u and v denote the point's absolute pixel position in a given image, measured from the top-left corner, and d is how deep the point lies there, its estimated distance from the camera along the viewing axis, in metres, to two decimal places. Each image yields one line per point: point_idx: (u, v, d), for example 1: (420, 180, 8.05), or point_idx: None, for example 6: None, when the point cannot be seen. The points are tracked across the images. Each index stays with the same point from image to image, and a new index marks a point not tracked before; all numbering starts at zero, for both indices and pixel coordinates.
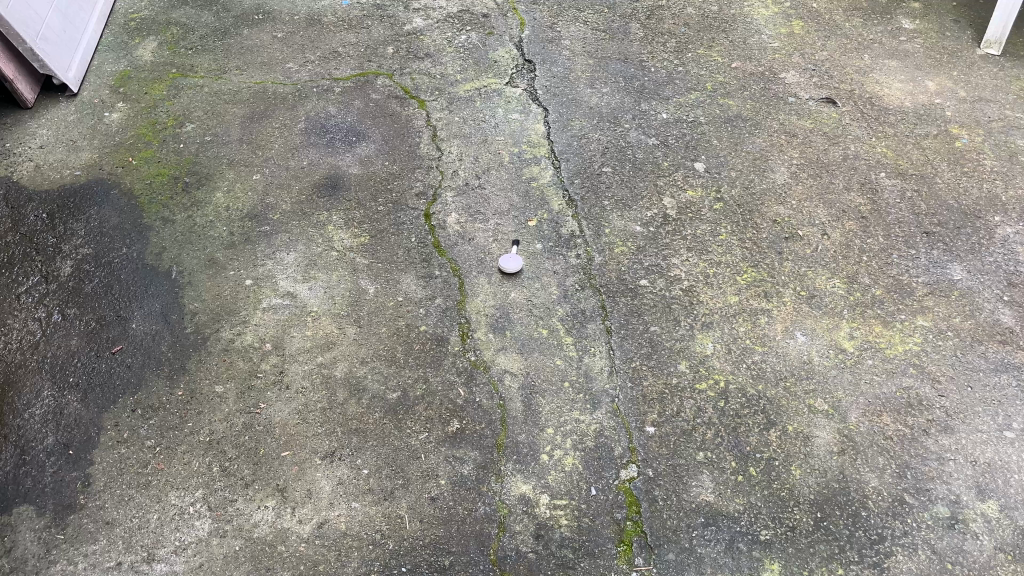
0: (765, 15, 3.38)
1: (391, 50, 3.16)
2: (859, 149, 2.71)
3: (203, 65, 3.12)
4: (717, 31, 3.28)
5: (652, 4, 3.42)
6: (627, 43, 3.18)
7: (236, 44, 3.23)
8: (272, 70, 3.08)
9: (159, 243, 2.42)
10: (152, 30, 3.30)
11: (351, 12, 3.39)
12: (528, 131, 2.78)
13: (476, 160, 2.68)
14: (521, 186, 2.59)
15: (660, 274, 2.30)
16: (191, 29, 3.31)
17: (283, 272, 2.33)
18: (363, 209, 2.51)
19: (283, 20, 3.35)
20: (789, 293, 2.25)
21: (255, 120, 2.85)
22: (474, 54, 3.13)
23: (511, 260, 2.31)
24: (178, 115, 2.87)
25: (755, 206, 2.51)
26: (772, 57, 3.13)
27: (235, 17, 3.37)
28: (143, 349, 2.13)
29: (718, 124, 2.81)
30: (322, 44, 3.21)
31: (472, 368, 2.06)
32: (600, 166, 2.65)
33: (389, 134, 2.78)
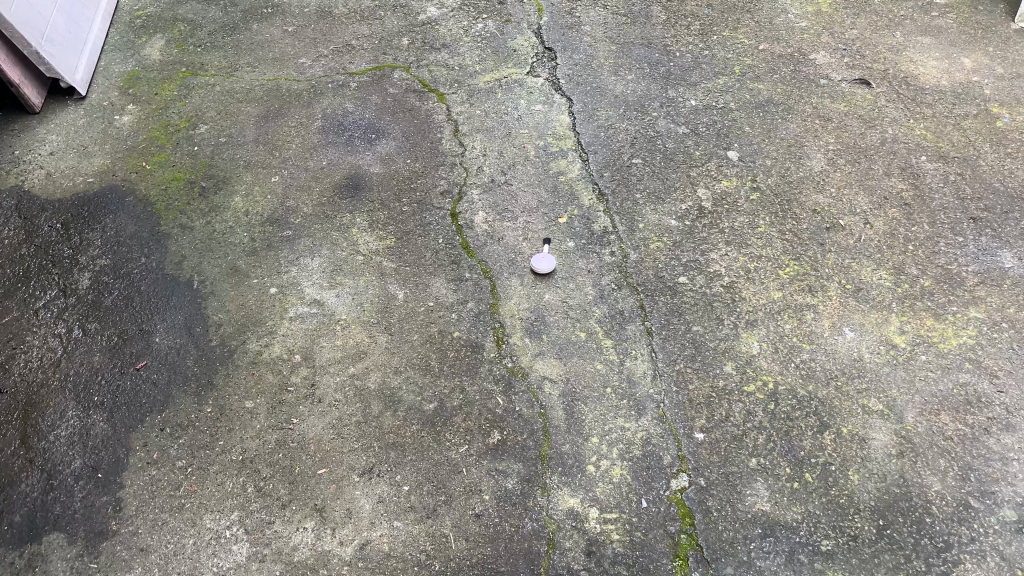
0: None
1: (406, 41, 3.07)
2: (897, 132, 2.62)
3: (213, 62, 3.03)
4: (743, 12, 3.17)
5: None
6: (649, 27, 3.08)
7: (246, 39, 3.13)
8: (284, 66, 2.99)
9: (178, 252, 2.34)
10: (159, 27, 3.20)
11: (363, 3, 3.29)
12: (553, 123, 2.70)
13: (501, 155, 2.59)
14: (549, 181, 2.50)
15: (699, 270, 2.22)
16: (199, 25, 3.21)
17: (308, 279, 2.25)
18: (387, 210, 2.44)
19: (293, 13, 3.25)
20: (834, 286, 2.17)
21: (270, 119, 2.76)
22: (492, 43, 3.03)
23: (543, 260, 2.23)
24: (190, 116, 2.79)
25: (793, 195, 2.42)
26: (800, 37, 3.03)
27: (243, 12, 3.27)
28: (168, 364, 2.06)
29: (749, 110, 2.71)
30: (335, 37, 3.11)
31: (510, 376, 1.99)
32: (630, 158, 2.56)
33: (409, 130, 2.69)
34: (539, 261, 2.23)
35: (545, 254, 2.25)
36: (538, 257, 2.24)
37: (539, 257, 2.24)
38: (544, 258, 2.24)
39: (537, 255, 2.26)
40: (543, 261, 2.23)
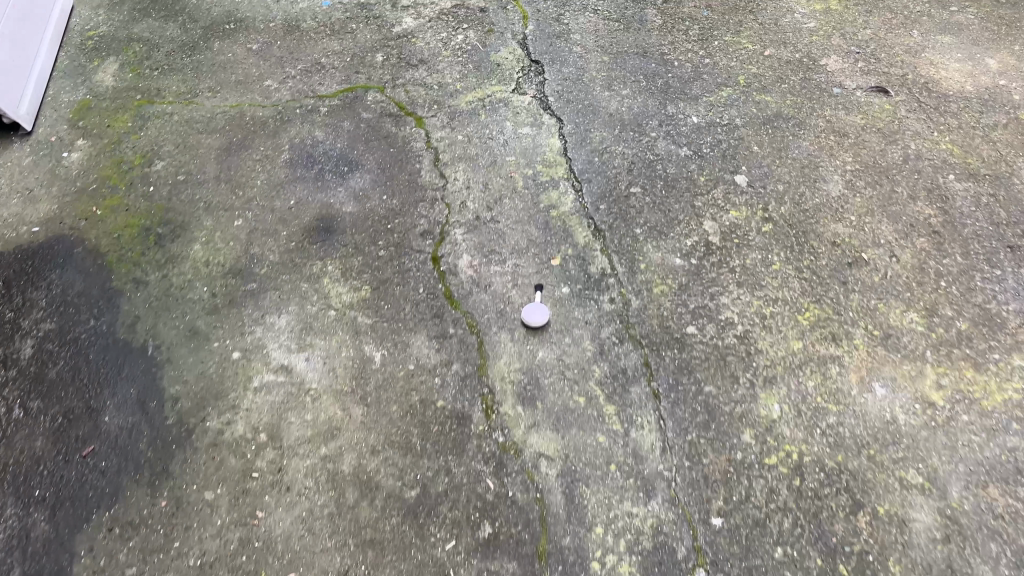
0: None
1: (381, 58, 2.82)
2: (920, 147, 2.38)
3: (171, 87, 2.78)
4: (745, 12, 2.92)
5: None
6: (644, 34, 2.84)
7: (207, 60, 2.88)
8: (248, 90, 2.75)
9: (131, 312, 2.11)
10: (113, 49, 2.95)
11: (334, 14, 3.04)
12: (542, 148, 2.46)
13: (486, 188, 2.36)
14: (539, 217, 2.27)
15: (708, 319, 2.00)
16: (155, 45, 2.96)
17: (275, 341, 2.03)
18: (361, 256, 2.20)
19: (258, 28, 3.00)
20: (860, 333, 1.94)
21: (233, 152, 2.53)
22: (474, 57, 2.78)
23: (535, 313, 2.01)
24: (146, 151, 2.55)
25: (810, 225, 2.19)
26: (809, 40, 2.78)
27: (204, 28, 3.02)
28: (119, 449, 1.83)
29: (757, 126, 2.48)
30: (304, 55, 2.86)
31: (502, 453, 1.77)
32: (628, 187, 2.33)
33: (385, 161, 2.46)
34: (531, 314, 2.00)
35: (537, 305, 2.02)
36: (528, 310, 2.02)
37: (531, 308, 2.02)
38: (536, 310, 2.01)
39: (528, 306, 2.03)
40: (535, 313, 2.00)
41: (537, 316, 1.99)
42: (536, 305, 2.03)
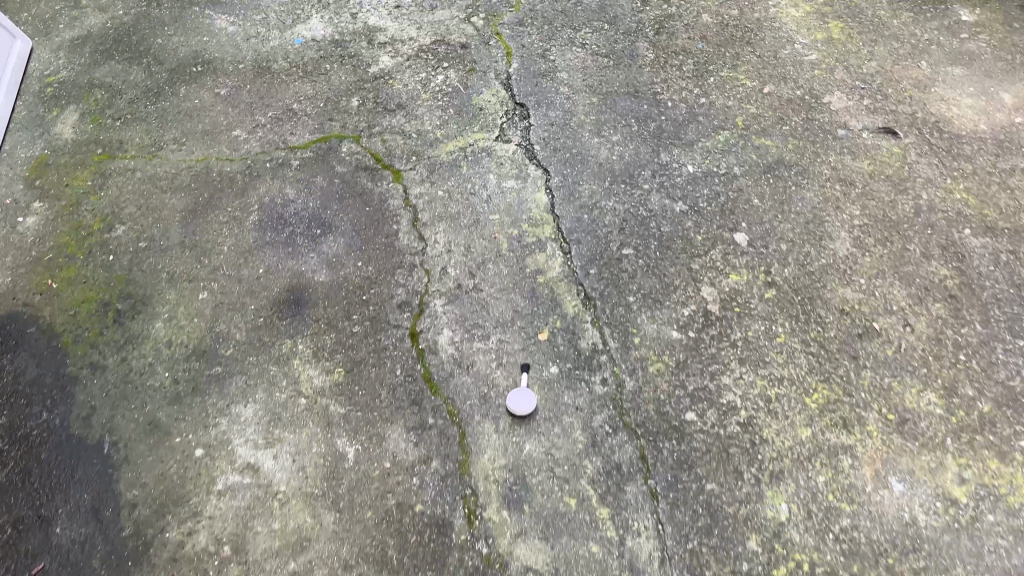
0: (796, 18, 2.85)
1: (356, 103, 2.66)
2: (933, 197, 2.22)
3: (134, 139, 2.62)
4: (742, 44, 2.75)
5: (660, 15, 2.90)
6: (635, 70, 2.67)
7: (172, 107, 2.72)
8: (215, 141, 2.58)
9: (87, 402, 1.96)
10: (73, 96, 2.79)
11: (306, 53, 2.87)
12: (528, 204, 2.30)
13: (468, 251, 2.20)
14: (525, 283, 2.11)
15: (709, 403, 1.84)
16: (118, 91, 2.79)
17: (241, 435, 1.88)
18: (334, 333, 2.05)
19: (226, 70, 2.84)
20: (873, 418, 1.79)
21: (199, 214, 2.37)
22: (455, 101, 2.62)
23: (521, 399, 1.85)
24: (106, 214, 2.39)
25: (816, 290, 2.04)
26: (810, 75, 2.62)
27: (169, 71, 2.86)
28: (70, 567, 1.69)
29: (757, 175, 2.32)
30: (274, 101, 2.70)
31: (486, 568, 1.62)
32: (620, 248, 2.17)
33: (360, 221, 2.30)
34: (517, 401, 1.85)
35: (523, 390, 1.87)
36: (513, 396, 1.86)
37: (516, 394, 1.86)
38: (523, 396, 1.86)
39: (513, 391, 1.87)
40: (521, 400, 1.85)
41: (523, 404, 1.84)
42: (523, 389, 1.87)
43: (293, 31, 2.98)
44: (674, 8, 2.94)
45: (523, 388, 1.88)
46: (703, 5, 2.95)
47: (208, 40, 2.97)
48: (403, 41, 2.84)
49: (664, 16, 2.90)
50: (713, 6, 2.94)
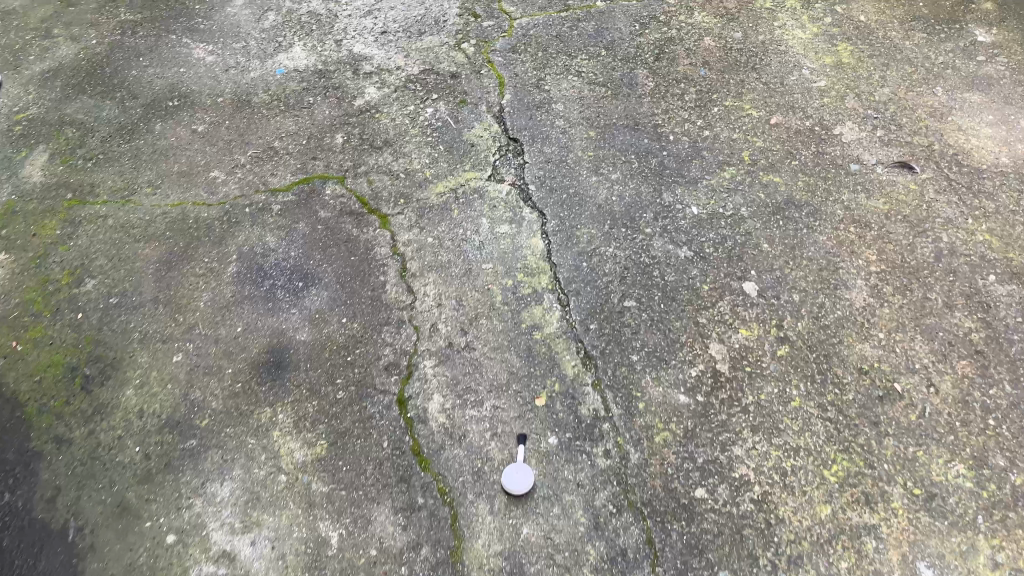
0: (803, 42, 2.70)
1: (340, 139, 2.52)
2: (954, 239, 2.08)
3: (106, 182, 2.48)
4: (746, 71, 2.61)
5: (660, 39, 2.76)
6: (635, 101, 2.53)
7: (147, 145, 2.58)
8: (192, 183, 2.44)
9: (52, 481, 1.83)
10: (43, 135, 2.64)
11: (289, 85, 2.73)
12: (523, 251, 2.16)
13: (459, 304, 2.06)
14: (521, 341, 1.97)
15: (720, 478, 1.71)
16: (89, 128, 2.65)
17: (216, 518, 1.75)
18: (318, 400, 1.92)
19: (205, 104, 2.69)
20: (897, 493, 1.66)
21: (173, 265, 2.23)
22: (445, 137, 2.48)
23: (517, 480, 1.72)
24: (75, 267, 2.25)
25: (832, 346, 1.90)
26: (820, 103, 2.48)
27: (144, 105, 2.71)
28: None
29: (766, 216, 2.18)
30: (254, 138, 2.56)
31: None
32: (621, 300, 2.03)
33: (344, 272, 2.16)
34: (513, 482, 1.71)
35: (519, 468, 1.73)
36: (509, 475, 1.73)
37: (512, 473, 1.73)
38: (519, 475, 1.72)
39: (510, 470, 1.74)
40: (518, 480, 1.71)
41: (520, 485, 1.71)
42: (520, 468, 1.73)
43: (274, 61, 2.84)
44: (675, 31, 2.79)
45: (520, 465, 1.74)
46: (705, 27, 2.81)
47: (185, 71, 2.82)
48: (389, 70, 2.70)
49: (663, 40, 2.76)
50: (716, 28, 2.79)
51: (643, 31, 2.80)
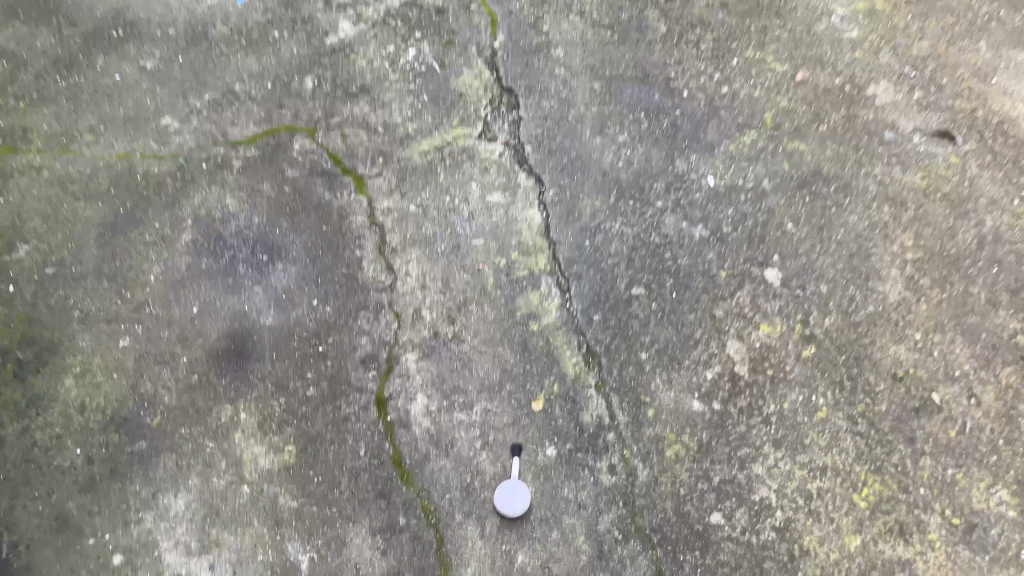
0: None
1: (310, 84, 2.20)
2: (998, 224, 1.88)
3: (38, 123, 2.13)
4: (771, 12, 2.30)
5: None
6: (644, 48, 2.24)
7: (87, 84, 2.19)
8: (140, 129, 2.11)
9: None
10: None
11: (250, 12, 2.33)
12: (518, 225, 1.91)
13: (446, 287, 1.82)
14: (515, 333, 1.74)
15: (738, 501, 1.53)
16: (16, 58, 2.25)
17: (170, 536, 1.56)
18: (285, 397, 1.69)
19: (153, 35, 2.29)
20: (935, 523, 1.51)
21: (119, 230, 1.95)
22: (430, 85, 2.18)
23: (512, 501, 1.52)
24: (4, 230, 1.94)
25: (863, 348, 1.71)
26: (852, 57, 2.20)
27: (84, 37, 2.28)
28: None
29: (791, 194, 1.93)
30: (211, 78, 2.21)
31: None
32: (628, 287, 1.79)
33: (315, 244, 1.90)
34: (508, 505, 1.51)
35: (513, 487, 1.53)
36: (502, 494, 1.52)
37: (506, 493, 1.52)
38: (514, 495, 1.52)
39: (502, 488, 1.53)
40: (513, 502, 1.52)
41: (516, 508, 1.51)
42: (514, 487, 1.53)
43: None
44: None
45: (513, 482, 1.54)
46: None
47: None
48: (368, 0, 2.31)
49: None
50: None
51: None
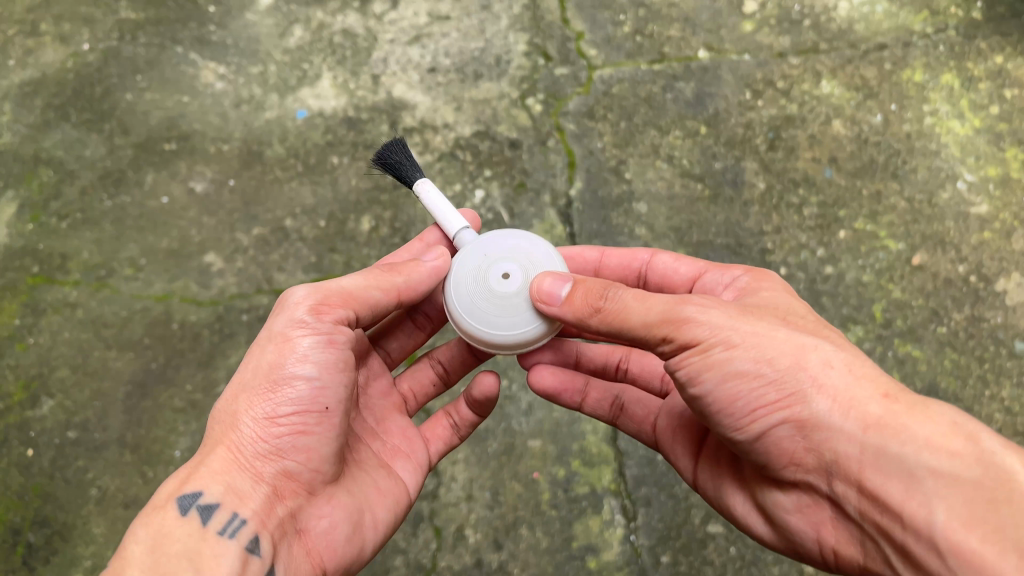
0: (975, 101, 1.88)
1: (368, 225, 1.79)
2: None
3: (78, 248, 1.78)
4: (907, 148, 1.82)
5: (807, 87, 1.88)
6: (739, 208, 1.77)
7: (133, 204, 1.82)
8: (182, 270, 1.77)
9: None
10: (12, 178, 1.85)
11: (310, 134, 1.86)
12: (581, 426, 1.62)
13: (495, 498, 1.56)
14: (570, 569, 1.51)
15: None
16: (63, 166, 1.85)
17: None
18: None
19: (206, 153, 1.85)
20: None
21: (143, 393, 1.67)
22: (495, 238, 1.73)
23: (524, 267, 1.21)
24: (31, 379, 1.70)
25: None
26: (978, 238, 1.75)
27: (132, 146, 1.86)
28: None
29: None
30: (260, 209, 1.81)
31: None
32: (705, 521, 1.55)
33: None
34: (524, 310, 1.17)
35: (477, 247, 1.23)
36: (472, 309, 1.18)
37: (479, 288, 1.19)
38: (499, 263, 1.21)
39: (459, 296, 1.20)
40: (529, 270, 1.20)
41: (514, 244, 1.24)
42: (461, 260, 1.22)
43: (287, 58, 1.95)
44: (830, 57, 1.92)
45: (470, 242, 1.24)
46: (871, 56, 1.92)
47: (188, 100, 1.91)
48: (437, 126, 1.83)
49: (807, 71, 1.90)
50: (883, 66, 1.91)
51: (783, 48, 1.92)
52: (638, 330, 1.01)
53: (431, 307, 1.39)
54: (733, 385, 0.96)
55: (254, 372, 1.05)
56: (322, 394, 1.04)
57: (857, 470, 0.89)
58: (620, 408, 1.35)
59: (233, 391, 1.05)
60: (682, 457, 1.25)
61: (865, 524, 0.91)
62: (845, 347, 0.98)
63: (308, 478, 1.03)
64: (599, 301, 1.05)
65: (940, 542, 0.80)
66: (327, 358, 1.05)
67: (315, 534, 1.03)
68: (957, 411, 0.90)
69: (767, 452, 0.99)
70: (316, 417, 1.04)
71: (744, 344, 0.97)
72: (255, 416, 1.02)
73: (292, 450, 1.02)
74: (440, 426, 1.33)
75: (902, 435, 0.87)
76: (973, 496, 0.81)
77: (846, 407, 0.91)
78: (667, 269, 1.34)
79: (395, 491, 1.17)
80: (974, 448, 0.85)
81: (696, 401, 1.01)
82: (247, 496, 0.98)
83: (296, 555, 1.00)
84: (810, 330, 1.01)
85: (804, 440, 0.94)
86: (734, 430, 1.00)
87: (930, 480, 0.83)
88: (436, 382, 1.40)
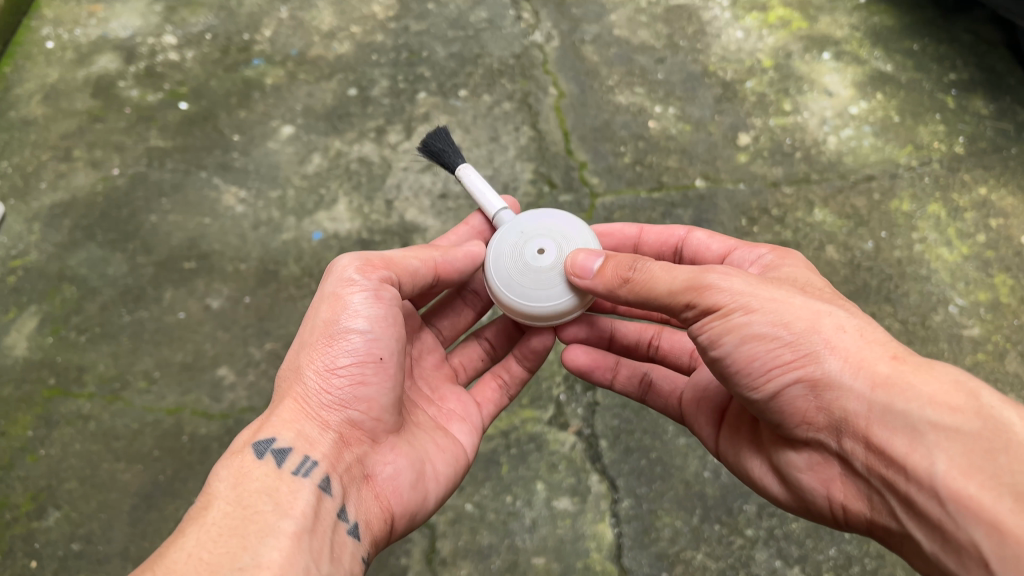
0: (961, 230, 1.96)
1: None
2: None
3: (95, 361, 1.82)
4: (898, 273, 1.88)
5: (800, 215, 1.96)
6: None
7: (152, 319, 1.88)
8: (193, 383, 1.80)
9: None
10: (35, 294, 1.92)
11: (325, 255, 1.94)
12: (585, 542, 1.63)
13: None
14: None
15: None
16: (86, 283, 1.92)
17: None
18: None
19: (224, 272, 1.93)
20: None
21: (150, 505, 1.67)
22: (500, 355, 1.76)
23: (558, 244, 1.34)
24: (39, 490, 1.69)
25: None
26: (973, 359, 1.77)
27: (152, 265, 1.94)
28: None
29: None
30: (274, 325, 1.87)
31: None
32: None
33: None
34: (558, 283, 1.29)
35: (515, 227, 1.36)
36: (511, 284, 1.31)
37: (517, 264, 1.32)
38: (536, 239, 1.34)
39: (499, 273, 1.33)
40: (563, 246, 1.33)
41: (548, 223, 1.37)
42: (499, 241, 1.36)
43: (305, 183, 2.05)
44: (820, 187, 2.01)
45: (510, 221, 1.38)
46: (859, 186, 2.02)
47: (210, 222, 2.00)
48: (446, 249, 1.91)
49: (800, 200, 1.99)
50: (872, 197, 2.00)
51: (776, 178, 2.02)
52: (664, 297, 1.11)
53: (477, 285, 1.52)
54: (749, 348, 1.05)
55: (314, 330, 1.17)
56: (374, 346, 1.16)
57: (864, 426, 0.96)
58: (649, 384, 1.46)
59: (296, 350, 1.18)
60: (705, 427, 1.35)
61: (870, 479, 0.98)
62: (854, 312, 1.05)
63: (371, 427, 1.16)
64: (629, 272, 1.16)
65: (940, 490, 0.86)
66: (376, 312, 1.17)
67: (381, 478, 1.16)
68: (962, 371, 0.95)
69: (781, 414, 1.07)
70: (372, 367, 1.15)
71: (760, 308, 1.04)
72: (316, 369, 1.14)
73: (351, 400, 1.14)
74: (489, 389, 1.44)
75: (909, 392, 0.93)
76: (972, 445, 0.86)
77: (857, 367, 0.97)
78: (696, 242, 1.44)
79: (453, 448, 1.29)
80: (975, 402, 0.90)
81: (716, 362, 1.10)
82: (315, 442, 1.09)
83: (367, 495, 1.13)
84: (821, 297, 1.09)
85: (814, 401, 1.01)
86: (751, 390, 1.08)
87: (932, 435, 0.89)
88: (484, 357, 1.52)
